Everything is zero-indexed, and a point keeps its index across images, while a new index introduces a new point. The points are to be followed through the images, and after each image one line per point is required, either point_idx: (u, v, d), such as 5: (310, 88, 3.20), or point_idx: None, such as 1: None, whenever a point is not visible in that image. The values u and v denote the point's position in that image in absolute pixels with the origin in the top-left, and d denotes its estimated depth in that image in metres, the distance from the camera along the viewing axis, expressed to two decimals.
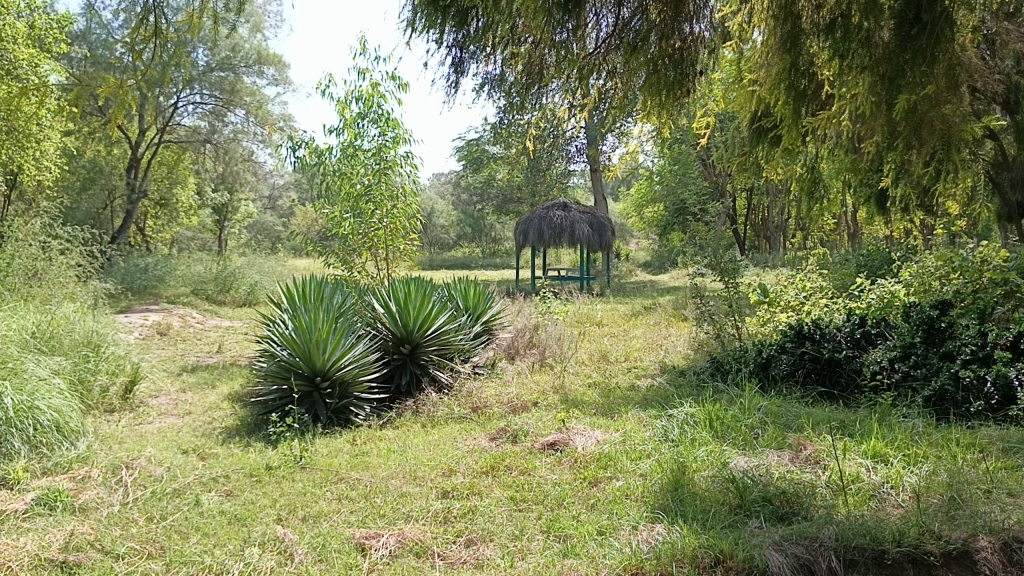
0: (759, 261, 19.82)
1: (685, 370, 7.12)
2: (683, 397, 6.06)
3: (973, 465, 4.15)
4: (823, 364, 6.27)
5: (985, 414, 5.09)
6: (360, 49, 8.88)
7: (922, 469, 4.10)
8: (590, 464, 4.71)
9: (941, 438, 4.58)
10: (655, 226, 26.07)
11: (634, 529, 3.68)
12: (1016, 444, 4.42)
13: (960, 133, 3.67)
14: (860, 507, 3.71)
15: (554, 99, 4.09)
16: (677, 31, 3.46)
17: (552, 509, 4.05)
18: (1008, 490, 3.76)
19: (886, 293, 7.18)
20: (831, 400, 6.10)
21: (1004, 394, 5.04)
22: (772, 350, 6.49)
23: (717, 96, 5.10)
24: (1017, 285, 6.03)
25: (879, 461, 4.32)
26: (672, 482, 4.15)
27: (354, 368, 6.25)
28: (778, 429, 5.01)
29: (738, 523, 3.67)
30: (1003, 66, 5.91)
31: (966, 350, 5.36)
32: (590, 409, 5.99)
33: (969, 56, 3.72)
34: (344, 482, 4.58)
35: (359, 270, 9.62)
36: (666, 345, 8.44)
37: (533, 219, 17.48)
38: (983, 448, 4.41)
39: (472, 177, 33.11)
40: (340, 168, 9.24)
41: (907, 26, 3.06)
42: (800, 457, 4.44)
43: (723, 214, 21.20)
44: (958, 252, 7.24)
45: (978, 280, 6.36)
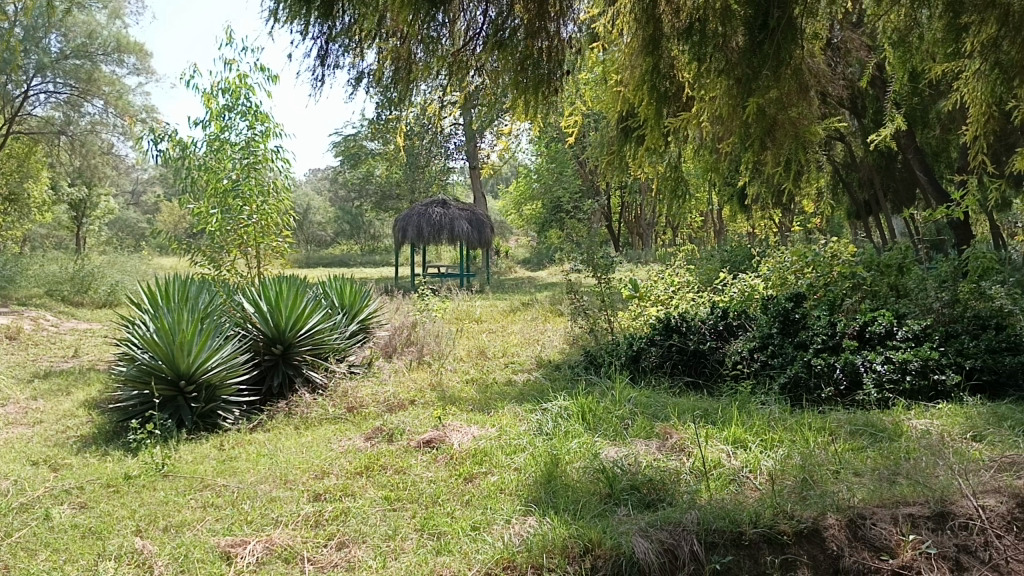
0: (634, 257, 20.45)
1: (560, 365, 7.24)
2: (558, 391, 6.17)
3: (824, 448, 4.42)
4: (688, 355, 6.50)
5: (835, 399, 5.45)
6: (227, 39, 8.56)
7: (778, 453, 4.34)
8: (465, 460, 4.72)
9: (795, 423, 4.86)
10: (534, 223, 26.41)
11: (507, 523, 3.71)
12: (862, 426, 4.75)
13: (807, 135, 3.90)
14: (721, 491, 3.88)
15: (426, 95, 4.06)
16: (544, 29, 3.51)
17: (426, 507, 4.03)
18: (853, 470, 4.03)
19: (747, 288, 7.56)
20: (696, 388, 6.32)
21: (852, 379, 5.47)
22: (642, 343, 6.68)
23: (587, 95, 5.21)
24: (863, 279, 6.74)
25: (739, 447, 4.53)
26: (545, 475, 4.22)
27: (222, 370, 6.04)
28: (647, 419, 5.18)
29: (607, 512, 3.77)
30: (848, 72, 6.32)
31: (818, 340, 5.81)
32: (467, 405, 6.01)
33: (815, 62, 3.95)
34: (209, 489, 4.40)
35: (228, 268, 9.27)
36: (543, 340, 8.57)
37: (412, 215, 17.35)
38: (832, 431, 4.71)
39: (350, 173, 32.59)
40: (206, 162, 8.89)
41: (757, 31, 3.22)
42: (666, 446, 4.61)
43: (599, 211, 21.72)
44: (812, 247, 7.72)
45: (829, 273, 6.97)
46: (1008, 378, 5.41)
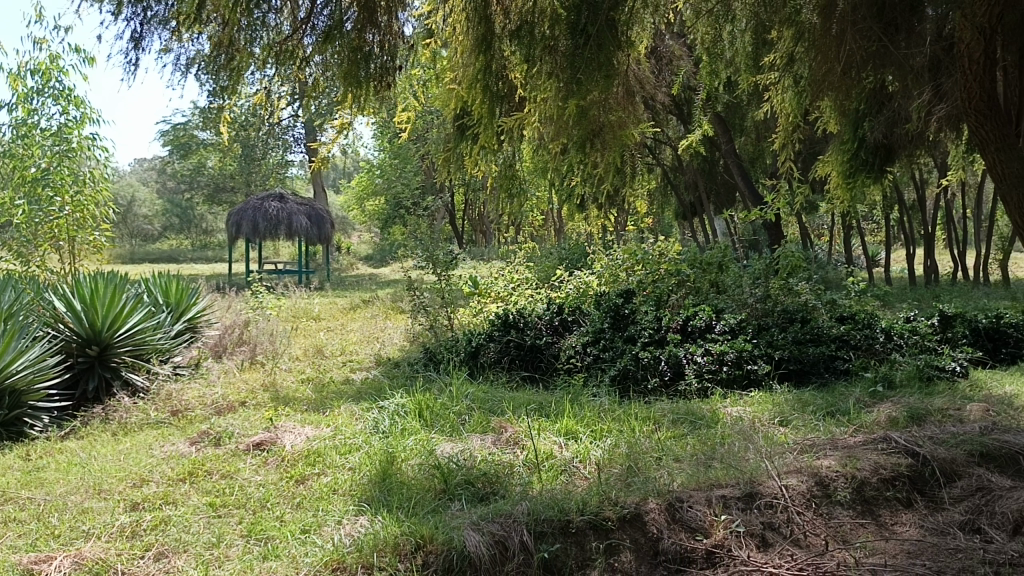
0: (477, 254, 20.64)
1: (399, 362, 7.18)
2: (395, 389, 6.13)
3: (648, 436, 4.65)
4: (525, 350, 6.59)
5: (660, 389, 5.73)
6: (35, 16, 7.88)
7: (606, 443, 4.51)
8: (297, 462, 4.59)
9: (623, 413, 5.07)
10: (377, 219, 26.11)
11: (338, 525, 3.64)
12: (682, 415, 5.03)
13: (632, 138, 4.07)
14: (552, 481, 3.99)
15: (254, 85, 3.90)
16: (374, 23, 3.46)
17: (254, 511, 3.89)
18: (674, 456, 4.25)
19: (582, 284, 7.81)
20: (532, 382, 6.40)
21: (675, 370, 5.78)
22: (480, 339, 6.71)
23: (422, 92, 5.20)
24: (687, 276, 7.23)
25: (570, 438, 4.67)
26: (379, 474, 4.17)
27: (28, 374, 5.56)
28: (483, 414, 5.25)
29: (440, 507, 3.78)
30: (672, 80, 6.66)
31: (646, 334, 6.16)
32: (301, 405, 5.85)
33: (639, 69, 4.14)
34: (11, 503, 4.05)
35: (38, 264, 8.55)
36: (382, 337, 8.49)
37: (247, 208, 16.65)
38: (656, 420, 4.96)
39: (181, 164, 30.94)
40: (12, 149, 8.15)
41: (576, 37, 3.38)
42: (501, 440, 4.69)
43: (442, 208, 21.78)
44: (641, 246, 8.09)
45: (657, 270, 7.45)
46: (811, 366, 5.93)
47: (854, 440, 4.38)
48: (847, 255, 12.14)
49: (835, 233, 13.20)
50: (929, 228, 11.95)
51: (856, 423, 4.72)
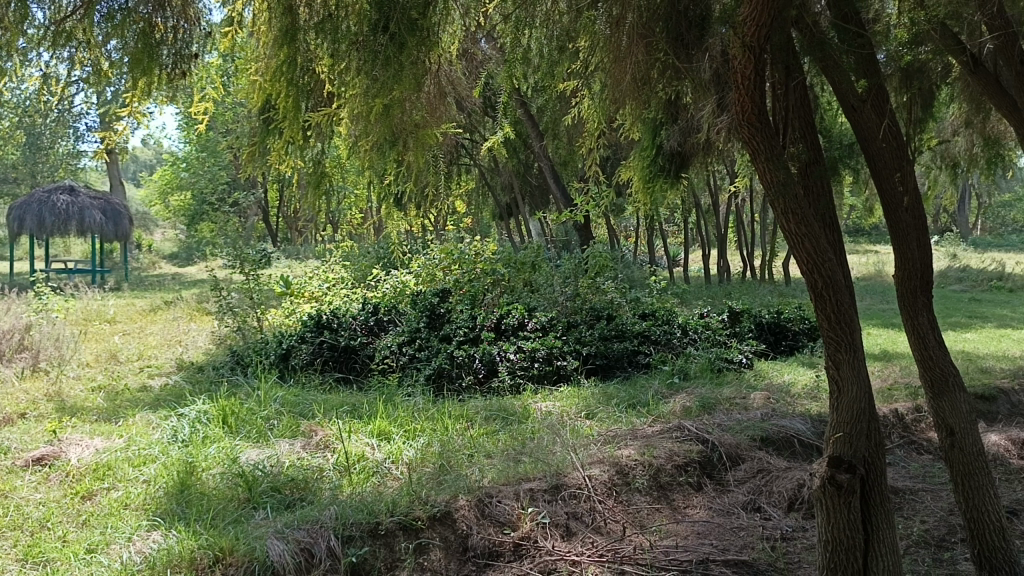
0: (291, 253, 20.01)
1: (203, 366, 6.81)
2: (198, 394, 5.81)
3: (461, 433, 4.69)
4: (339, 351, 6.45)
5: (474, 387, 5.79)
6: None
7: (419, 442, 4.50)
8: (84, 476, 4.24)
9: (436, 412, 5.07)
10: (182, 215, 24.67)
11: (129, 542, 3.39)
12: (495, 412, 5.11)
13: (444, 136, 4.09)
14: (363, 484, 3.94)
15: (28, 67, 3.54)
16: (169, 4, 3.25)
17: (32, 533, 3.55)
18: (486, 452, 4.33)
19: (399, 284, 7.75)
20: (347, 383, 6.26)
21: (488, 368, 5.87)
22: (292, 341, 6.47)
23: (226, 82, 4.95)
24: (502, 275, 7.40)
25: (383, 439, 4.62)
26: (177, 485, 3.93)
27: None
28: (292, 417, 5.09)
29: (243, 517, 3.62)
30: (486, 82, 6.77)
31: (461, 333, 6.24)
32: (91, 415, 5.41)
33: (451, 70, 4.17)
34: None
35: None
36: (185, 341, 8.02)
37: (32, 202, 15.15)
38: (469, 418, 5.01)
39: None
40: None
41: (377, 33, 3.11)
42: (311, 444, 4.57)
43: (254, 205, 20.94)
44: (457, 246, 8.16)
45: (472, 270, 7.55)
46: (616, 360, 6.26)
47: (652, 430, 4.64)
48: (651, 255, 12.84)
49: (639, 234, 13.94)
50: (722, 230, 12.90)
51: (654, 413, 5.01)
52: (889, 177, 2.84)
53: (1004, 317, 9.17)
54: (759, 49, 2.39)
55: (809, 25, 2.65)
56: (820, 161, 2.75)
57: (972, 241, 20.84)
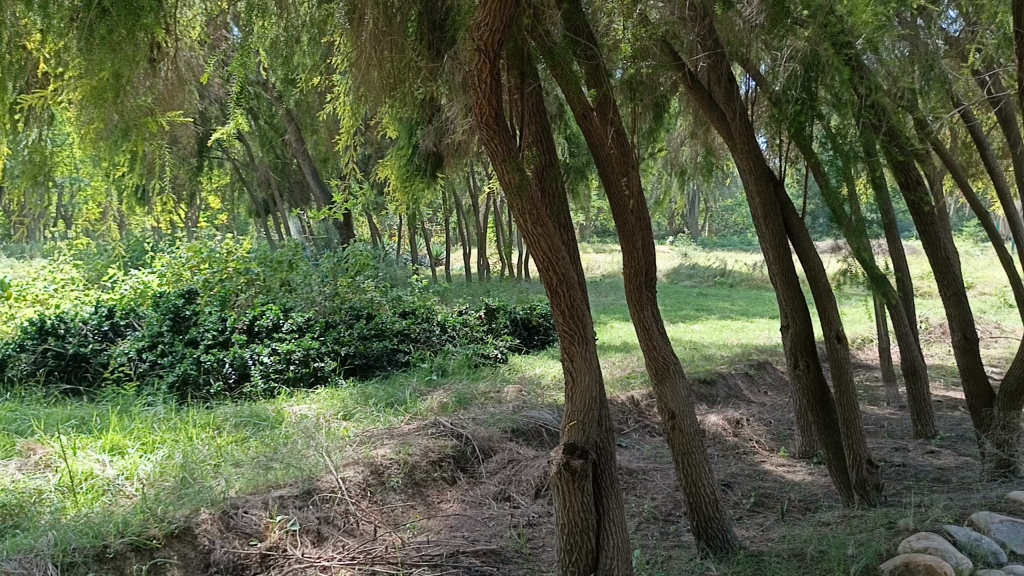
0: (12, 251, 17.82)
1: None
2: None
3: (207, 443, 4.41)
4: (68, 360, 5.85)
5: (224, 393, 5.48)
6: None
7: (158, 455, 4.16)
8: None
9: (179, 422, 4.72)
10: None
11: None
12: (246, 418, 4.87)
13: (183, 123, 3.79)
14: (91, 504, 3.57)
15: None
16: None
17: None
18: (234, 461, 4.11)
19: (139, 284, 7.13)
20: (76, 395, 5.66)
21: (240, 372, 5.60)
22: (8, 350, 5.73)
23: None
24: (256, 275, 7.09)
25: (116, 454, 4.21)
26: None
27: None
28: (6, 436, 4.51)
29: None
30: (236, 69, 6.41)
31: (209, 336, 5.89)
32: None
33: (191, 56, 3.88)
34: None
35: None
36: None
37: None
38: (217, 426, 4.72)
39: None
40: None
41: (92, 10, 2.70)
42: (28, 464, 4.07)
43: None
44: (206, 243, 7.68)
45: (224, 269, 7.15)
46: (375, 360, 6.25)
47: (408, 427, 4.64)
48: (413, 253, 12.90)
49: (401, 232, 13.95)
50: (481, 228, 13.25)
51: (412, 411, 5.01)
52: (616, 182, 3.03)
53: (725, 310, 10.26)
54: (492, 53, 2.45)
55: (541, 34, 2.75)
56: (554, 165, 2.89)
57: (700, 240, 22.99)
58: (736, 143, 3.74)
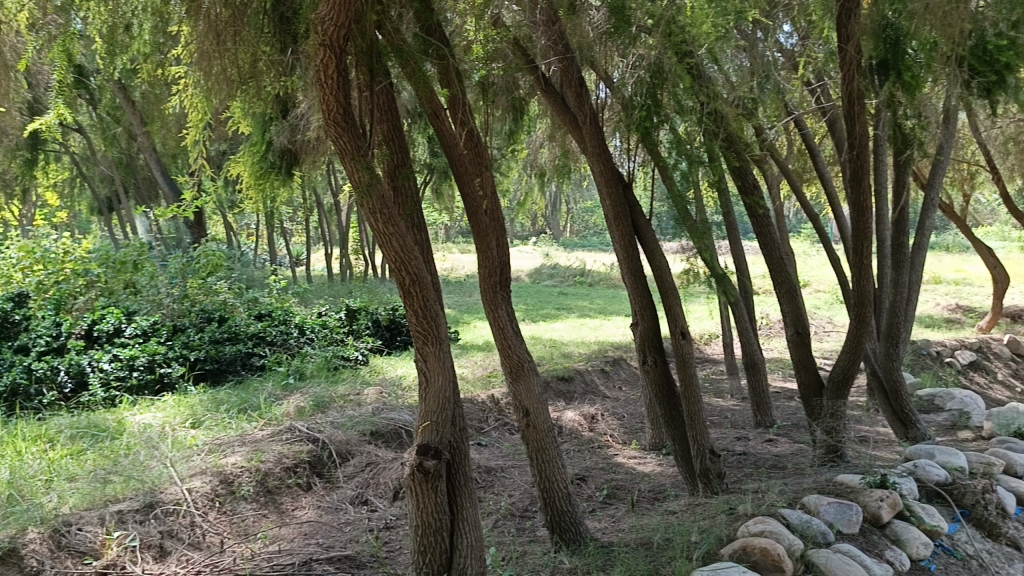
0: None
1: None
2: None
3: (38, 457, 4.09)
4: None
5: (59, 403, 5.11)
6: None
7: None
8: None
9: (6, 436, 4.34)
10: None
11: None
12: (83, 429, 4.55)
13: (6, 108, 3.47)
14: None
15: None
16: None
17: None
18: (68, 476, 3.83)
19: None
20: None
21: (77, 381, 5.23)
22: None
23: None
24: (97, 276, 6.66)
25: None
26: None
27: None
28: None
29: None
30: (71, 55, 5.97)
31: (42, 342, 5.47)
32: None
33: (14, 37, 3.57)
34: None
35: None
36: None
37: None
38: (50, 439, 4.39)
39: None
40: None
41: None
42: None
43: None
44: (40, 241, 7.12)
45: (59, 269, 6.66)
46: (227, 364, 6.00)
47: (261, 433, 4.48)
48: (271, 253, 12.49)
49: (259, 231, 13.47)
50: (343, 227, 12.99)
51: (266, 416, 4.84)
52: (469, 182, 3.04)
53: (584, 308, 10.53)
54: (338, 49, 2.42)
55: (391, 31, 2.71)
56: (406, 164, 2.86)
57: (561, 240, 23.46)
58: (587, 146, 3.82)
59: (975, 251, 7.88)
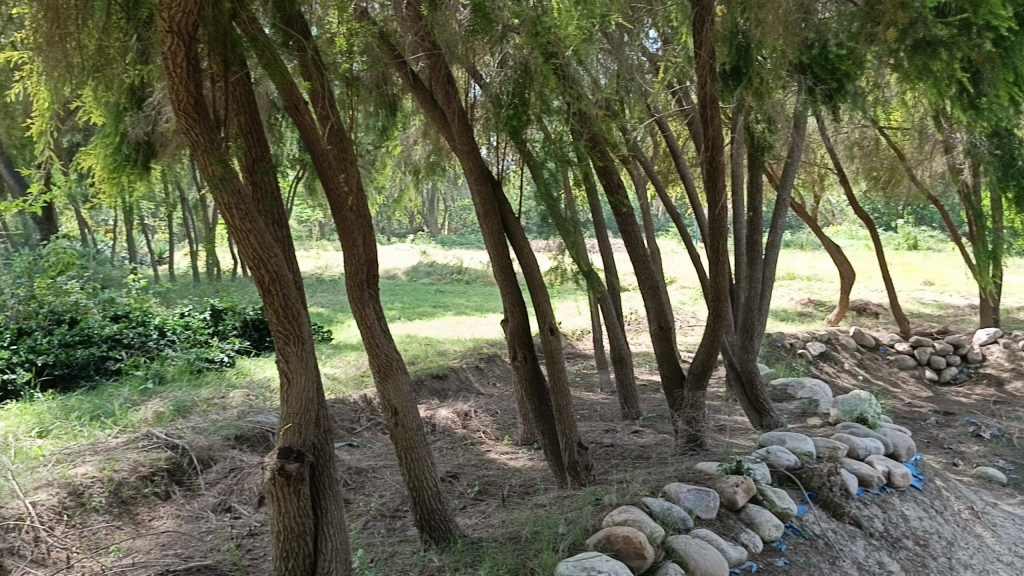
0: None
1: None
2: None
3: None
4: None
5: None
6: None
7: None
8: None
9: None
10: None
11: None
12: None
13: None
14: None
15: None
16: None
17: None
18: None
19: None
20: None
21: None
22: None
23: None
24: None
25: None
26: None
27: None
28: None
29: None
30: None
31: None
32: None
33: None
34: None
35: None
36: None
37: None
38: None
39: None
40: None
41: None
42: None
43: None
44: None
45: None
46: (79, 369, 5.65)
47: (115, 441, 4.24)
48: (131, 251, 11.84)
49: (117, 227, 12.73)
50: (209, 224, 12.46)
51: (121, 423, 4.58)
52: (333, 178, 2.98)
53: (460, 306, 10.54)
54: (187, 37, 2.32)
55: (247, 22, 2.62)
56: (265, 160, 2.77)
57: (439, 237, 23.29)
58: (456, 143, 3.82)
59: (825, 248, 8.41)
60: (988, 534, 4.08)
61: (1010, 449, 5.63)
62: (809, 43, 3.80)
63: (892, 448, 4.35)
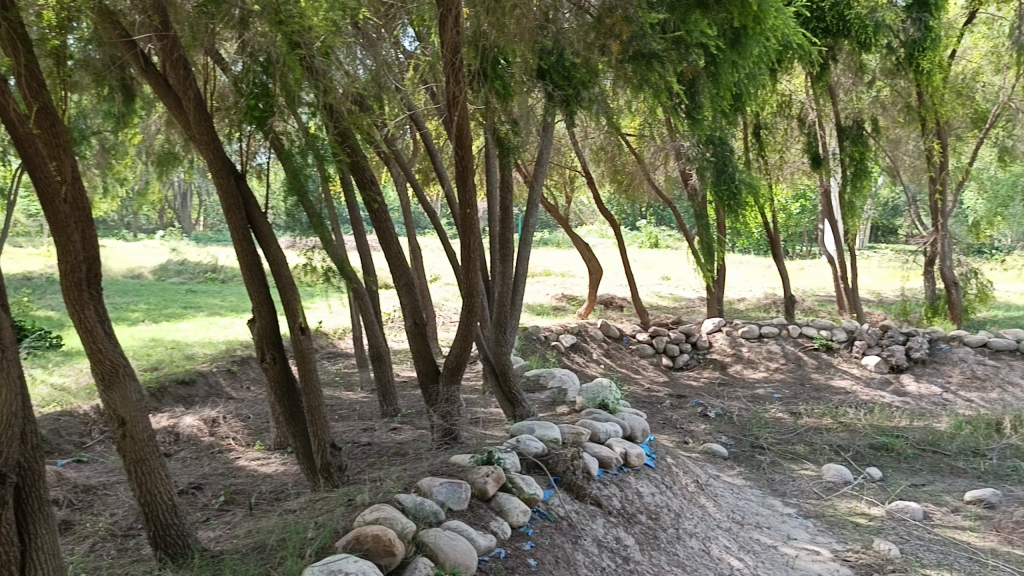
0: None
1: None
2: None
3: None
4: None
5: None
6: None
7: None
8: None
9: None
10: None
11: None
12: None
13: None
14: None
15: None
16: None
17: None
18: None
19: None
20: None
21: None
22: None
23: None
24: None
25: None
26: None
27: None
28: None
29: None
30: None
31: None
32: None
33: None
34: None
35: None
36: None
37: None
38: None
39: None
40: None
41: None
42: None
43: None
44: None
45: None
46: None
47: None
48: None
49: None
50: None
51: None
52: (44, 165, 2.68)
53: (214, 307, 9.97)
54: None
55: None
56: None
57: (193, 234, 21.79)
58: (193, 133, 3.57)
59: (577, 247, 8.89)
60: (710, 504, 4.52)
61: (730, 426, 6.28)
62: (546, 49, 3.96)
63: (629, 431, 4.69)
